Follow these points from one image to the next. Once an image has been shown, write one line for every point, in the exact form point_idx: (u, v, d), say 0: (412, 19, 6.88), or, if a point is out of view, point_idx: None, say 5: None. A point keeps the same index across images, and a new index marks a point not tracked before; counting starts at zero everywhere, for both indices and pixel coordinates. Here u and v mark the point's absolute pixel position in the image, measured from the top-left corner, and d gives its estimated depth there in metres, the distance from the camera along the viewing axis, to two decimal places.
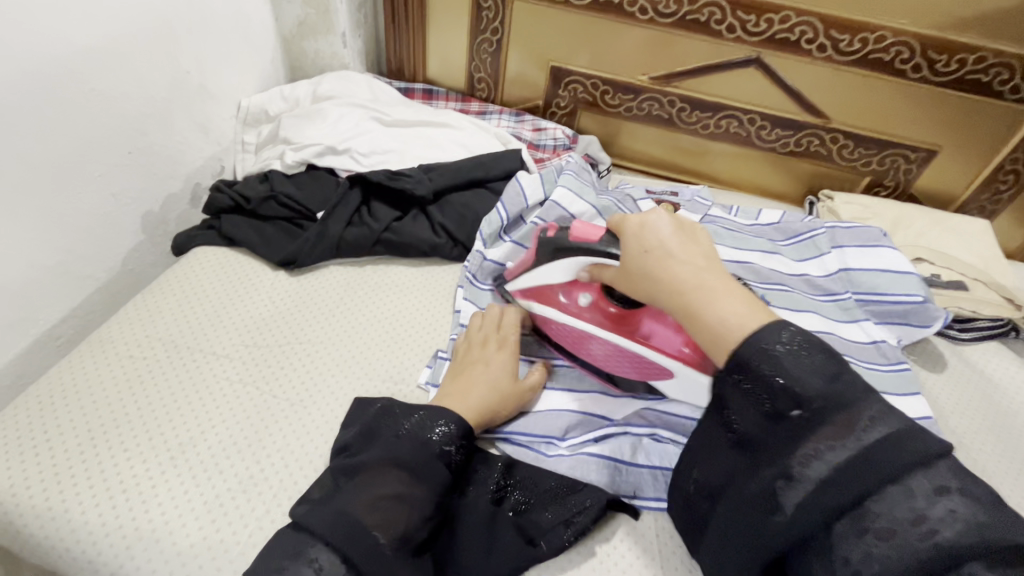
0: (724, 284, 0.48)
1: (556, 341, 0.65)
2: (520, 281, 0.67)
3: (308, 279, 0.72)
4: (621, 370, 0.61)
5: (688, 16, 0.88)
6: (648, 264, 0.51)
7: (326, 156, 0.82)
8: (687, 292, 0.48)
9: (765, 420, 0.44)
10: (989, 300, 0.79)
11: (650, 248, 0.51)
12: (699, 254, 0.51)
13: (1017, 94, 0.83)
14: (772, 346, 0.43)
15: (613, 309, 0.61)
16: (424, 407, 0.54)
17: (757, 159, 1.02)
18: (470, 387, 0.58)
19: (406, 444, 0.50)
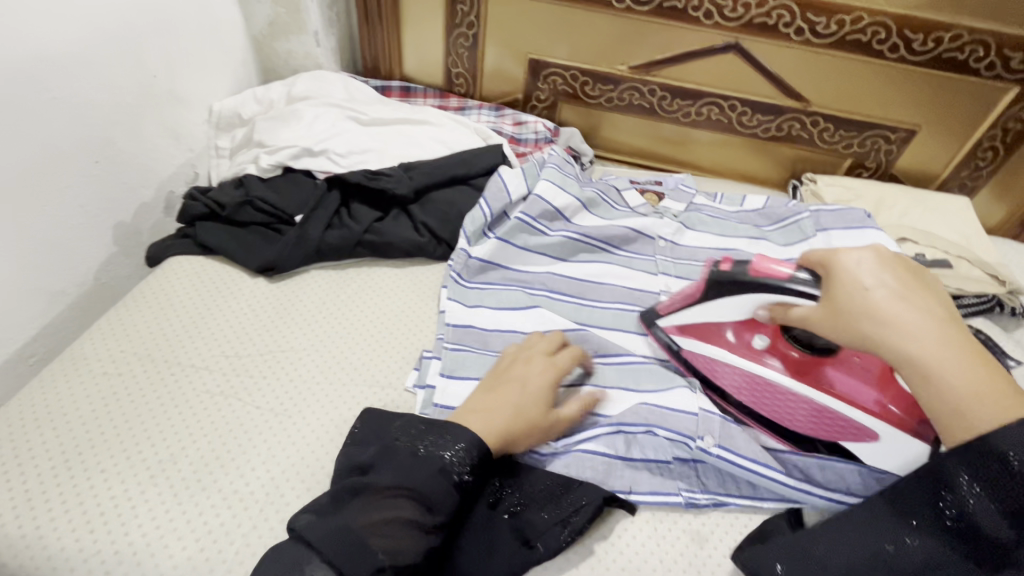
0: (965, 348, 0.46)
1: (720, 384, 0.62)
2: (676, 317, 0.64)
3: (289, 285, 0.71)
4: (798, 424, 0.58)
5: (665, 4, 0.87)
6: (873, 308, 0.48)
7: (302, 158, 0.80)
8: (935, 351, 0.45)
9: (1003, 517, 0.41)
10: (974, 277, 0.80)
11: (865, 289, 0.49)
12: (934, 298, 0.49)
13: (993, 71, 0.83)
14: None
15: (795, 356, 0.59)
16: (444, 425, 0.51)
17: (739, 145, 1.02)
18: (500, 412, 0.54)
19: (420, 470, 0.48)
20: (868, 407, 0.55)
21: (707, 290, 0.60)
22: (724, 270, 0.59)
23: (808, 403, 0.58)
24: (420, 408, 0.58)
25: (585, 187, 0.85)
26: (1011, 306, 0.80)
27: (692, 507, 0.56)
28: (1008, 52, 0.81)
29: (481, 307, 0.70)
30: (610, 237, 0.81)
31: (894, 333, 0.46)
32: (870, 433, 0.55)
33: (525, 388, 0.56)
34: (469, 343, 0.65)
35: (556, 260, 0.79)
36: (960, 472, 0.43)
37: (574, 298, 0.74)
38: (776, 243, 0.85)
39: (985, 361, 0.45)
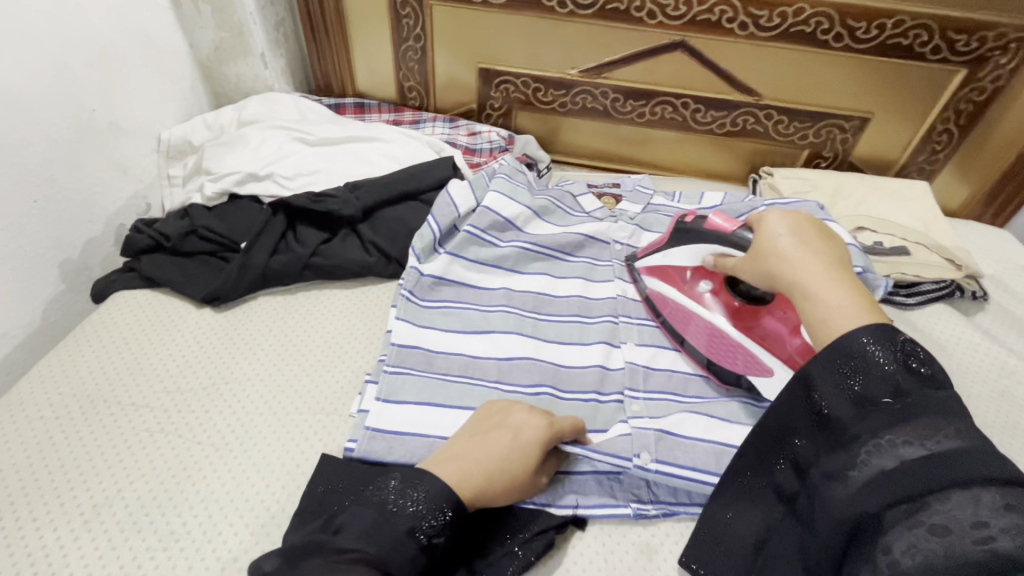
0: (847, 279, 0.48)
1: (662, 317, 0.71)
2: (650, 260, 0.73)
3: (235, 314, 0.70)
4: (721, 361, 0.65)
5: (607, 6, 0.86)
6: (778, 247, 0.53)
7: (248, 183, 0.79)
8: (810, 274, 0.49)
9: (850, 405, 0.42)
10: (932, 262, 0.79)
11: (773, 233, 0.54)
12: (831, 254, 0.51)
13: (939, 54, 0.83)
14: (879, 340, 0.43)
15: (730, 301, 0.67)
16: (419, 475, 0.46)
17: (696, 142, 1.02)
18: (479, 462, 0.49)
19: (388, 530, 0.43)
20: (781, 353, 0.62)
21: (674, 236, 0.68)
22: (688, 222, 0.66)
23: (727, 339, 0.65)
24: (354, 432, 0.57)
25: (537, 195, 0.84)
26: (970, 289, 0.79)
27: (643, 518, 0.56)
28: (952, 35, 0.80)
29: (431, 325, 0.68)
30: (563, 244, 0.80)
31: (781, 263, 0.52)
32: (770, 371, 0.61)
33: (514, 444, 0.50)
34: (412, 364, 0.63)
35: (512, 272, 0.77)
36: (831, 381, 0.43)
37: (529, 312, 0.72)
38: None
39: (861, 292, 0.48)
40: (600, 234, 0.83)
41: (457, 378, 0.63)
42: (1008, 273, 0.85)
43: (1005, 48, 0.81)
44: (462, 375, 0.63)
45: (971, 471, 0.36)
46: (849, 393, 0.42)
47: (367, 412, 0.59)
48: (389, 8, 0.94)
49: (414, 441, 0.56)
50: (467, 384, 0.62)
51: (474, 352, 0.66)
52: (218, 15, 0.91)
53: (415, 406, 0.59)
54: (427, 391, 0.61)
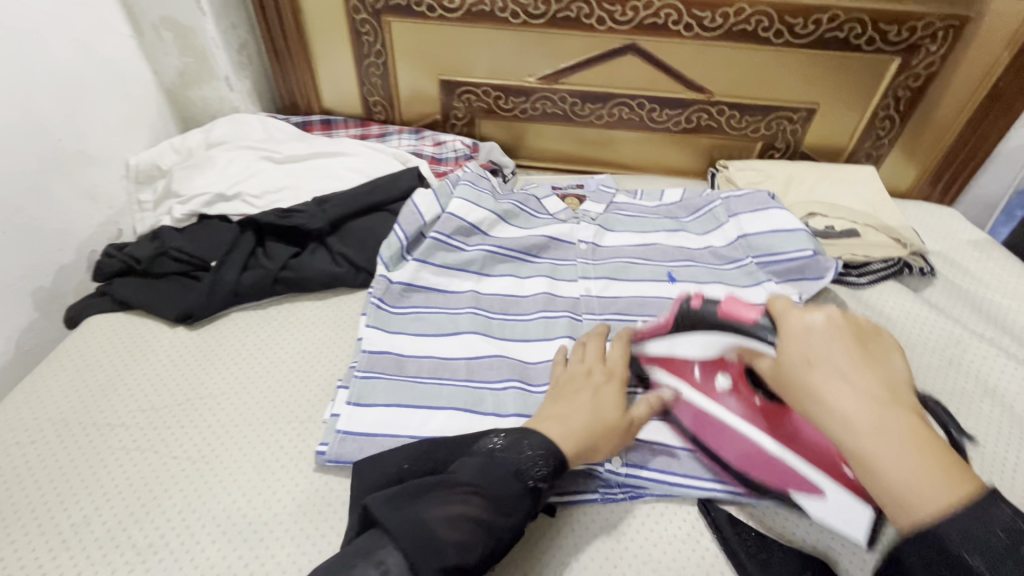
0: (908, 428, 0.40)
1: (679, 423, 0.59)
2: (651, 348, 0.62)
3: (207, 332, 0.71)
4: (757, 476, 0.55)
5: (558, 15, 0.90)
6: (811, 383, 0.44)
7: (216, 204, 0.81)
8: (869, 432, 0.40)
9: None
10: (880, 242, 0.82)
11: (813, 358, 0.45)
12: (880, 382, 0.43)
13: (873, 45, 0.87)
14: (980, 530, 0.35)
15: (753, 402, 0.57)
16: (525, 432, 0.51)
17: (655, 140, 1.05)
18: (576, 417, 0.53)
19: (498, 470, 0.48)
20: (825, 463, 0.53)
21: (679, 323, 0.60)
22: (694, 307, 0.60)
23: (758, 451, 0.55)
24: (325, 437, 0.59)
25: (502, 199, 0.87)
26: (917, 266, 0.83)
27: (611, 501, 0.57)
28: (884, 26, 0.85)
29: (401, 331, 0.70)
30: (528, 246, 0.83)
31: (822, 408, 0.43)
32: (820, 490, 0.52)
33: (593, 395, 0.56)
34: (383, 368, 0.65)
35: (479, 275, 0.79)
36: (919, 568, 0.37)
37: (496, 313, 0.75)
38: (693, 233, 0.88)
39: (925, 444, 0.40)
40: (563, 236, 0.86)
41: (426, 380, 0.65)
42: (954, 248, 0.89)
43: (934, 36, 0.85)
44: (432, 377, 0.65)
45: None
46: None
47: (337, 416, 0.61)
48: (349, 26, 0.97)
49: (382, 441, 0.58)
50: (435, 385, 0.64)
51: (442, 354, 0.68)
52: (181, 42, 0.93)
53: (386, 408, 0.61)
54: (396, 393, 0.62)
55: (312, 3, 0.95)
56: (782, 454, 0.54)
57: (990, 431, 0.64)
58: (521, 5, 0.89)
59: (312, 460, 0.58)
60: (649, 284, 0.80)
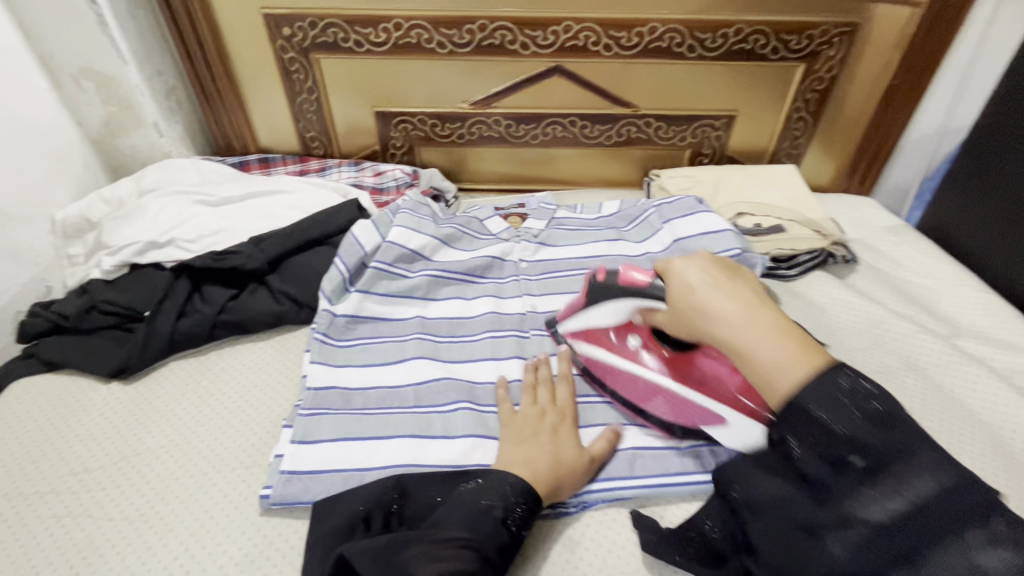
0: (776, 323, 0.46)
1: (612, 386, 0.66)
2: (571, 323, 0.70)
3: (143, 385, 0.69)
4: (674, 417, 0.61)
5: (483, 42, 0.93)
6: (693, 301, 0.50)
7: (148, 252, 0.79)
8: (740, 327, 0.46)
9: (828, 467, 0.42)
10: (803, 236, 0.87)
11: (690, 287, 0.50)
12: (746, 291, 0.49)
13: (778, 53, 0.93)
14: (829, 393, 0.42)
15: (662, 355, 0.63)
16: (499, 479, 0.52)
17: (590, 155, 1.09)
18: (543, 457, 0.56)
19: (481, 521, 0.49)
20: (723, 395, 0.59)
21: (589, 294, 0.66)
22: (600, 278, 0.66)
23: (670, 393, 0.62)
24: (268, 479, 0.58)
25: (443, 224, 0.88)
26: (840, 255, 0.88)
27: (566, 516, 0.58)
28: (784, 35, 0.91)
29: (348, 364, 0.70)
30: (472, 268, 0.84)
31: (708, 318, 0.48)
32: (719, 417, 0.58)
33: (553, 438, 0.59)
34: (328, 404, 0.64)
35: (425, 300, 0.80)
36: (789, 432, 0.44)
37: (443, 337, 0.75)
38: (632, 242, 0.91)
39: (795, 333, 0.46)
40: (505, 256, 0.88)
41: (373, 411, 0.64)
42: (872, 236, 0.95)
43: (830, 42, 0.92)
44: (379, 408, 0.65)
45: (955, 516, 0.38)
46: (810, 442, 0.42)
47: (280, 458, 0.59)
48: (278, 65, 0.98)
49: (328, 478, 0.57)
50: (383, 415, 0.64)
51: (388, 383, 0.68)
52: (104, 91, 0.93)
53: (331, 443, 0.60)
54: (342, 427, 0.62)
55: (238, 45, 0.96)
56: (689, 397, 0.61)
57: (918, 405, 0.68)
58: (446, 35, 0.92)
59: (256, 505, 0.57)
60: None
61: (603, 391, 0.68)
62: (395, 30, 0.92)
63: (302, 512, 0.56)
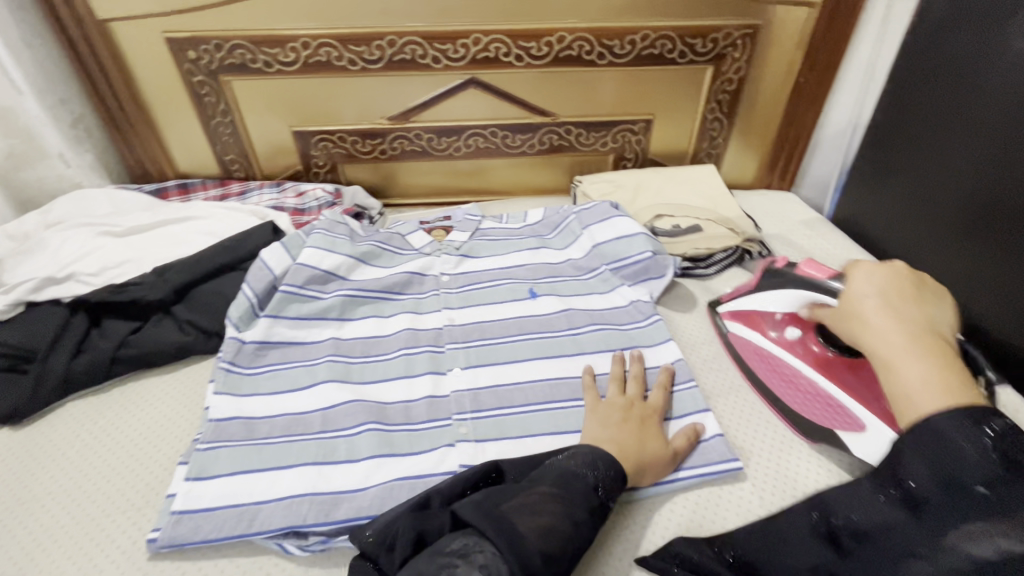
0: (938, 354, 0.50)
1: (755, 369, 0.70)
2: (735, 303, 0.75)
3: (37, 429, 0.67)
4: (806, 411, 0.64)
5: (394, 58, 0.92)
6: (860, 311, 0.56)
7: (46, 288, 0.76)
8: (897, 346, 0.51)
9: (939, 487, 0.44)
10: (720, 234, 0.89)
11: (860, 296, 0.57)
12: (919, 313, 0.54)
13: (686, 57, 0.95)
14: (956, 424, 0.44)
15: (819, 352, 0.66)
16: (599, 454, 0.53)
17: (516, 164, 1.09)
18: (635, 443, 0.57)
19: (572, 485, 0.50)
20: (867, 399, 0.60)
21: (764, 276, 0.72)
22: (780, 266, 0.70)
23: (812, 390, 0.65)
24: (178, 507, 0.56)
25: (360, 242, 0.86)
26: (756, 251, 0.90)
27: None
28: (689, 40, 0.93)
29: (254, 393, 0.68)
30: (389, 285, 0.83)
31: (867, 331, 0.55)
32: (860, 424, 0.59)
33: (640, 427, 0.60)
34: (230, 436, 0.62)
35: (340, 321, 0.79)
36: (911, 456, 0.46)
37: (357, 357, 0.74)
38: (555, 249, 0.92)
39: (951, 364, 0.49)
40: (425, 271, 0.87)
41: (277, 440, 0.62)
42: (789, 231, 0.98)
43: (734, 44, 0.94)
44: (282, 436, 0.63)
45: None
46: (928, 458, 0.44)
47: (174, 495, 0.58)
48: (187, 89, 0.96)
49: (222, 514, 0.55)
50: (285, 443, 0.62)
51: (294, 409, 0.66)
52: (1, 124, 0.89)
53: (229, 477, 0.58)
54: (242, 459, 0.60)
55: (143, 70, 0.94)
56: (836, 394, 0.62)
57: None
58: (355, 52, 0.91)
59: (145, 549, 0.55)
60: (512, 305, 0.82)
61: (516, 403, 0.68)
62: (303, 49, 0.91)
63: (195, 553, 0.55)
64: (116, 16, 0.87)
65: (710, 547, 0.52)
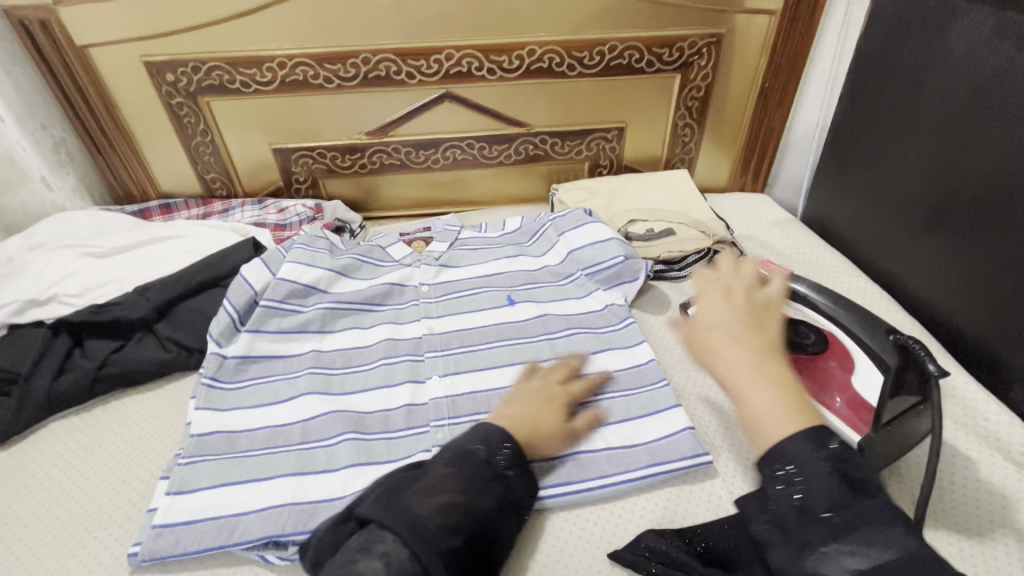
0: (781, 375, 0.48)
1: None
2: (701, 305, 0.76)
3: (21, 450, 0.68)
4: None
5: (369, 75, 0.95)
6: (708, 339, 0.52)
7: (29, 310, 0.77)
8: (745, 375, 0.48)
9: (794, 512, 0.42)
10: (692, 237, 0.91)
11: (710, 325, 0.52)
12: (760, 336, 0.51)
13: (654, 66, 0.98)
14: (806, 446, 0.43)
15: (779, 349, 0.67)
16: (493, 431, 0.56)
17: (494, 174, 1.11)
18: (535, 416, 0.61)
19: (466, 462, 0.52)
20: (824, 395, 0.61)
21: None
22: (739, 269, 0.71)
23: None
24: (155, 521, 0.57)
25: (340, 255, 0.88)
26: (727, 252, 0.92)
27: None
28: (656, 50, 0.96)
29: (236, 407, 0.69)
30: (369, 296, 0.84)
31: (718, 363, 0.50)
32: None
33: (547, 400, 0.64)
34: (212, 450, 0.64)
35: (321, 333, 0.80)
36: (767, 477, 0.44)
37: (337, 369, 0.75)
38: (532, 256, 0.94)
39: (794, 388, 0.47)
40: (404, 282, 0.88)
41: (258, 452, 0.64)
42: (761, 231, 1.00)
43: (700, 53, 0.97)
44: (263, 448, 0.64)
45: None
46: (780, 483, 0.43)
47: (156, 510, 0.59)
48: (167, 111, 0.97)
49: (203, 526, 0.57)
50: (266, 455, 0.63)
51: (274, 422, 0.67)
52: None
53: (210, 490, 0.59)
54: (222, 472, 0.61)
55: (122, 94, 0.95)
56: None
57: None
58: (330, 70, 0.93)
59: (126, 562, 0.56)
60: (490, 312, 0.83)
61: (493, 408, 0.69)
62: (280, 69, 0.93)
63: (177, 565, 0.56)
64: (94, 42, 0.89)
65: (681, 538, 0.55)
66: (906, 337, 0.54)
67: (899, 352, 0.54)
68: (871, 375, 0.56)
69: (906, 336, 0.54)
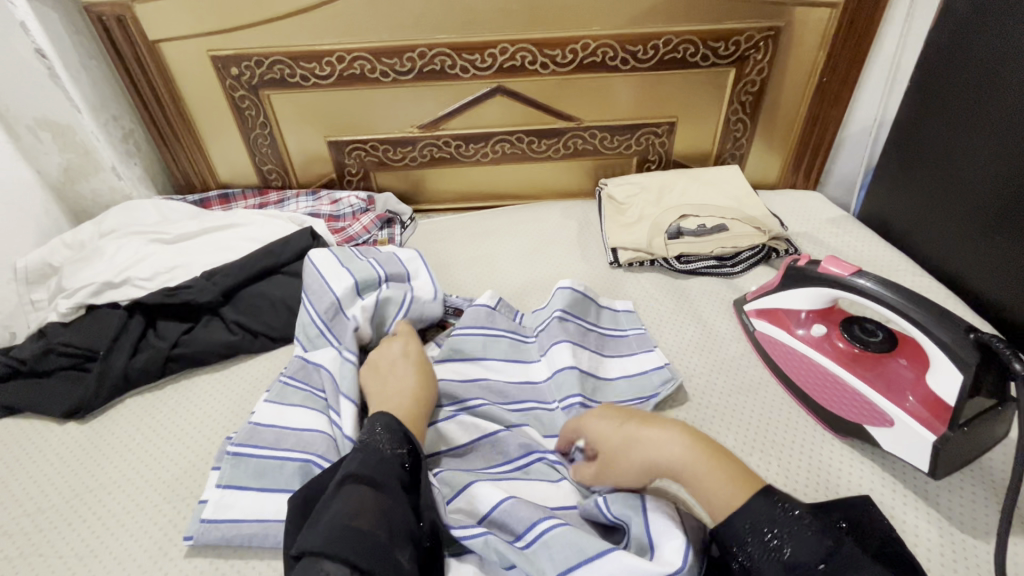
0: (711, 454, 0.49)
1: (785, 370, 0.70)
2: (759, 302, 0.75)
3: (99, 423, 0.72)
4: (836, 409, 0.63)
5: (425, 69, 0.96)
6: (627, 434, 0.53)
7: (104, 292, 0.81)
8: (690, 464, 0.49)
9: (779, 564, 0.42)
10: (746, 233, 0.90)
11: (623, 432, 0.53)
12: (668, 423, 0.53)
13: (708, 60, 0.97)
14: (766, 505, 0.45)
15: (846, 347, 0.65)
16: (376, 417, 0.55)
17: (540, 168, 1.12)
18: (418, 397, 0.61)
19: (369, 458, 0.51)
20: (898, 395, 0.58)
21: (785, 278, 0.70)
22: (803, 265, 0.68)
23: (840, 385, 0.63)
24: (204, 514, 0.57)
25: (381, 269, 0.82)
26: (782, 249, 0.91)
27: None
28: (712, 43, 0.95)
29: (292, 403, 0.67)
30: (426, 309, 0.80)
31: (646, 453, 0.51)
32: (889, 420, 0.58)
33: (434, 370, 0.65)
34: (260, 442, 0.62)
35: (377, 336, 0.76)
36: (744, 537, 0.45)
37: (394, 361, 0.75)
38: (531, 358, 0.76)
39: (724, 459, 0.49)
40: (489, 325, 0.77)
41: (301, 455, 0.61)
42: (815, 229, 0.98)
43: (757, 46, 0.96)
44: (303, 451, 0.61)
45: None
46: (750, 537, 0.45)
47: (204, 500, 0.59)
48: (230, 104, 1.01)
49: (249, 527, 0.57)
50: (311, 459, 0.61)
51: (321, 408, 0.66)
52: (60, 140, 0.96)
53: (257, 490, 0.59)
54: (269, 474, 0.60)
55: (189, 86, 0.99)
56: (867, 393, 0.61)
57: None
58: (387, 64, 0.95)
59: (182, 546, 0.58)
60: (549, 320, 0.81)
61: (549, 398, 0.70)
62: (338, 63, 0.95)
63: (227, 552, 0.57)
64: (164, 37, 0.93)
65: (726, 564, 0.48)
66: (988, 335, 0.51)
67: (979, 352, 0.51)
68: (947, 373, 0.54)
69: (986, 334, 0.52)
